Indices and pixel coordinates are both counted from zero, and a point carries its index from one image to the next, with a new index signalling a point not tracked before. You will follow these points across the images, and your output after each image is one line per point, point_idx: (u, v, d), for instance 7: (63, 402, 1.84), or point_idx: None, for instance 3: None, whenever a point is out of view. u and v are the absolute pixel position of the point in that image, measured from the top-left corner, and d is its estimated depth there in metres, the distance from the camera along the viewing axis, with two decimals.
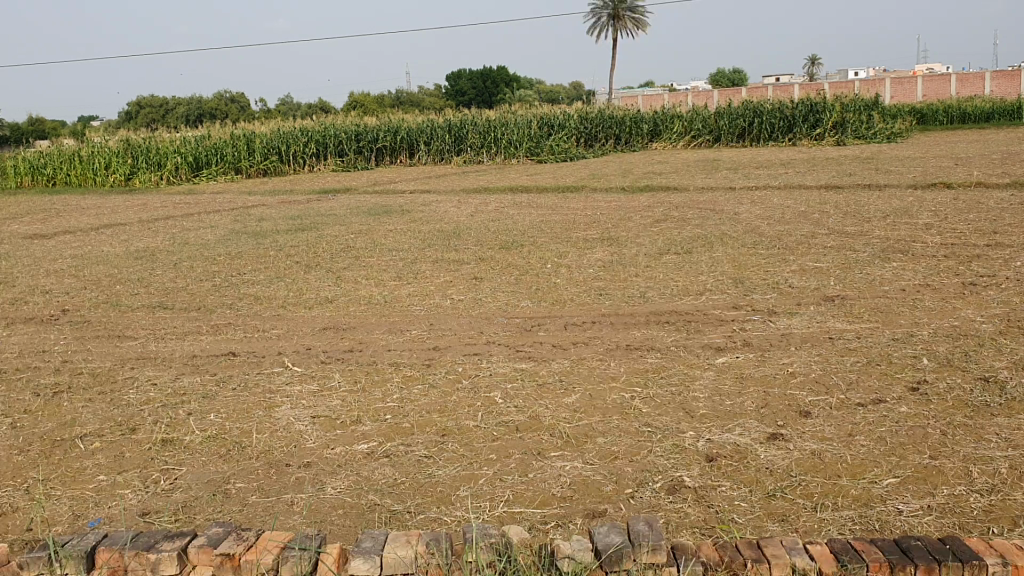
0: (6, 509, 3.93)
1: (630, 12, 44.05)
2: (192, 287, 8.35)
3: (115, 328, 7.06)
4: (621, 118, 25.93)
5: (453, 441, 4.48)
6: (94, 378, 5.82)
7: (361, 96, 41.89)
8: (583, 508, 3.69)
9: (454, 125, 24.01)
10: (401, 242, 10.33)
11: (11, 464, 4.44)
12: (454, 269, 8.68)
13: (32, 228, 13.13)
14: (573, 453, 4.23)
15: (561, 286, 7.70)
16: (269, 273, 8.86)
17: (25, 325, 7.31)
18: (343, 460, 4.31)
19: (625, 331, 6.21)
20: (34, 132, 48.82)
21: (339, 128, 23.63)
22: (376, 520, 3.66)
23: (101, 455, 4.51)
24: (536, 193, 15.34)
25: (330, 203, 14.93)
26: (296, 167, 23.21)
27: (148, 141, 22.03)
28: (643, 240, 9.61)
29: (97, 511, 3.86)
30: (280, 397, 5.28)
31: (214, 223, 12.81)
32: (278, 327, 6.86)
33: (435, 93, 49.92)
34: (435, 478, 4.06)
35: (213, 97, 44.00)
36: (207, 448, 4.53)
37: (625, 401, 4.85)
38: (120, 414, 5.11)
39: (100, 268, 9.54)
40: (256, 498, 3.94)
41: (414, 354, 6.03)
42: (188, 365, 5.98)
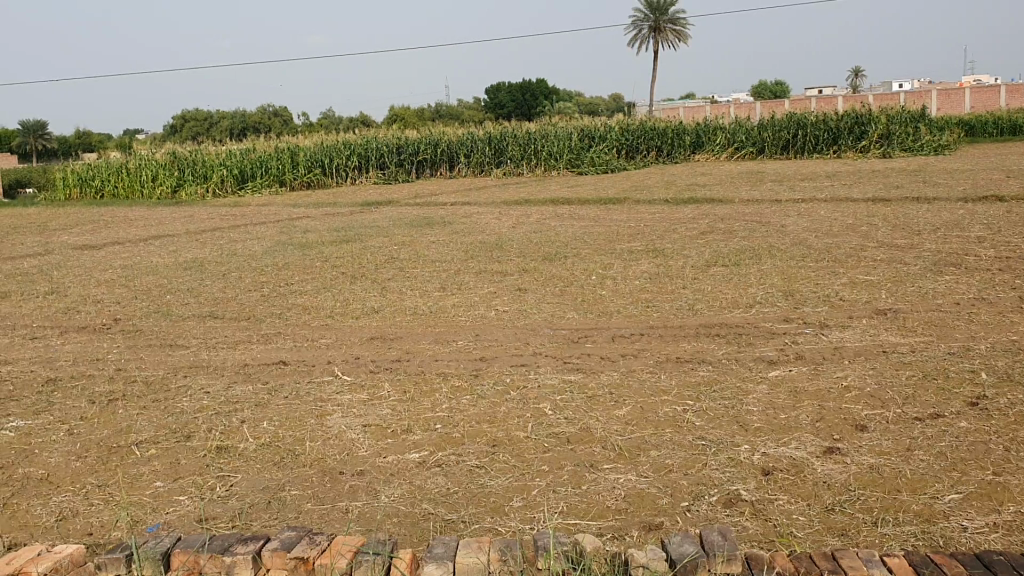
0: (66, 512, 3.99)
1: (671, 24, 43.94)
2: (241, 297, 8.45)
3: (167, 336, 7.17)
4: (663, 130, 25.76)
5: (505, 452, 4.49)
6: (147, 386, 5.90)
7: (400, 109, 42.12)
8: (639, 521, 3.67)
9: (493, 137, 24.12)
10: (445, 254, 10.38)
11: (69, 469, 4.51)
12: (498, 281, 8.71)
13: (81, 239, 13.40)
14: (626, 465, 4.22)
15: (608, 298, 7.70)
16: (315, 284, 8.95)
17: (78, 333, 7.45)
18: (396, 469, 4.33)
19: (675, 343, 6.18)
20: (81, 145, 49.99)
21: (380, 141, 23.75)
22: (431, 529, 3.67)
23: (158, 461, 4.58)
24: (578, 205, 15.35)
25: (373, 215, 15.04)
26: (338, 180, 23.36)
27: (194, 154, 22.53)
28: (689, 252, 9.58)
29: (156, 517, 3.91)
30: (331, 405, 5.32)
31: (260, 234, 12.98)
32: (326, 337, 6.93)
33: (476, 106, 50.24)
34: (488, 488, 4.06)
35: (256, 111, 44.60)
36: (262, 455, 4.58)
37: (678, 415, 4.82)
38: (173, 422, 5.17)
39: (150, 278, 9.69)
40: (312, 505, 3.96)
41: (462, 364, 6.06)
42: (240, 373, 6.05)
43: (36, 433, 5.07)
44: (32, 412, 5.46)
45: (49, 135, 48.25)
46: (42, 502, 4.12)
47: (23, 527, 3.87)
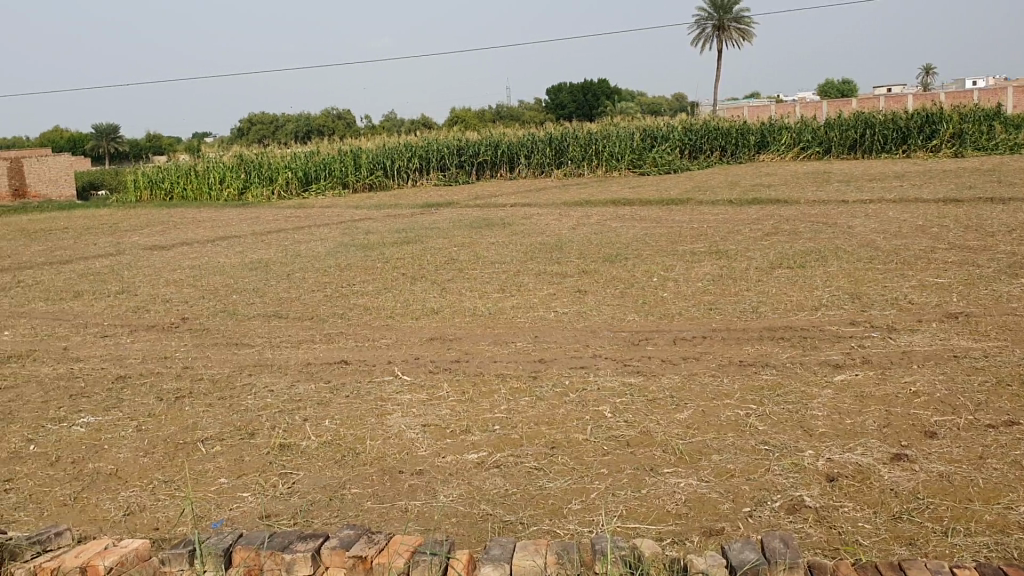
0: (133, 507, 4.08)
1: (735, 23, 43.41)
2: (304, 298, 8.57)
3: (232, 335, 7.30)
4: (727, 129, 25.50)
5: (564, 453, 4.47)
6: (213, 384, 6.02)
7: (461, 111, 42.28)
8: (699, 525, 3.62)
9: (555, 138, 24.09)
10: (505, 255, 10.38)
11: (137, 465, 4.62)
12: (558, 282, 8.69)
13: (151, 239, 13.75)
14: (687, 470, 4.16)
15: (669, 300, 7.62)
16: (376, 284, 9.04)
17: (147, 331, 7.64)
18: (455, 469, 4.34)
19: (738, 347, 6.09)
20: (152, 148, 51.37)
21: (442, 143, 23.86)
22: (489, 529, 3.67)
23: (222, 458, 4.66)
24: (640, 206, 15.23)
25: (433, 217, 15.13)
26: (400, 182, 23.55)
27: (260, 156, 23.03)
28: (752, 253, 9.43)
29: (220, 513, 3.97)
30: (391, 405, 5.35)
31: (324, 235, 13.15)
32: (386, 337, 6.99)
33: (537, 107, 50.23)
34: (547, 490, 4.04)
35: (320, 115, 45.18)
36: (323, 453, 4.63)
37: (740, 419, 4.74)
38: (239, 419, 5.26)
39: (217, 279, 9.87)
40: (372, 504, 3.99)
41: (521, 365, 6.06)
42: (303, 372, 6.14)
43: (106, 429, 5.20)
44: (104, 409, 5.60)
45: (121, 138, 49.59)
46: (111, 497, 4.22)
47: (93, 521, 3.96)
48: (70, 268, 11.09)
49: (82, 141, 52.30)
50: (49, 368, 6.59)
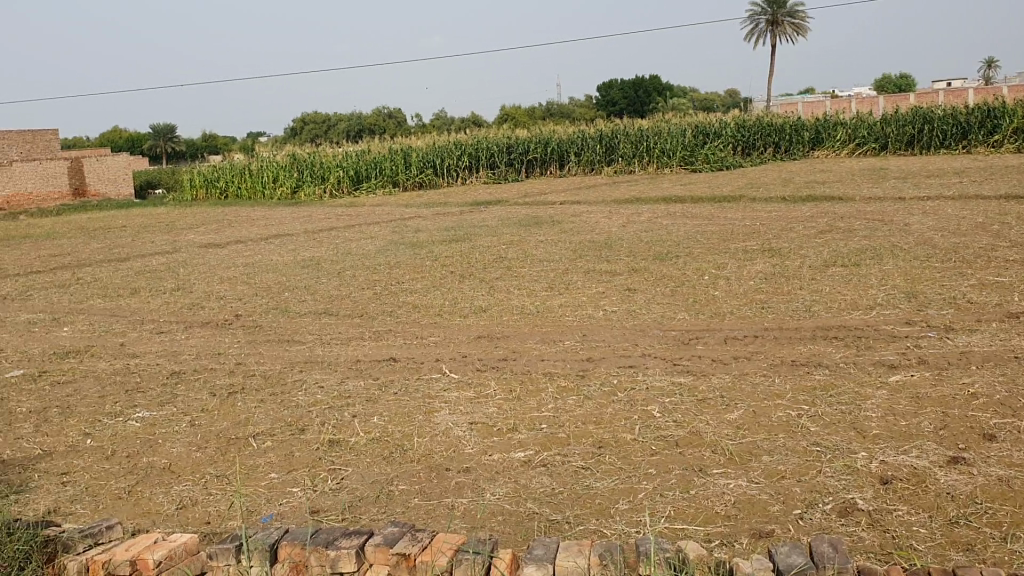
0: (186, 501, 4.14)
1: (789, 17, 42.77)
2: (355, 295, 8.64)
3: (284, 332, 7.39)
4: (781, 126, 25.18)
5: (612, 453, 4.44)
6: (265, 380, 6.10)
7: (511, 109, 42.27)
8: (749, 527, 3.57)
9: (606, 135, 23.95)
10: (554, 253, 10.35)
11: (190, 460, 4.69)
12: (608, 280, 8.64)
13: (206, 238, 13.98)
14: (737, 471, 4.11)
15: (721, 299, 7.54)
16: (426, 282, 9.08)
17: (201, 328, 7.77)
18: (501, 468, 4.34)
19: (790, 346, 6.00)
20: (207, 148, 52.34)
21: (491, 141, 23.88)
22: (535, 528, 3.65)
23: (273, 453, 4.71)
24: (691, 204, 15.07)
25: (483, 215, 15.15)
26: (450, 181, 23.63)
27: (312, 155, 23.37)
28: (806, 252, 9.28)
29: (270, 507, 4.02)
30: (438, 403, 5.37)
31: (375, 234, 13.25)
32: (434, 335, 7.01)
33: (588, 104, 50.07)
34: (594, 490, 4.02)
35: (371, 114, 45.53)
36: (371, 449, 4.66)
37: (792, 419, 4.67)
38: (289, 415, 5.32)
39: (270, 276, 10.01)
40: (419, 500, 4.00)
41: (569, 364, 6.03)
42: (353, 369, 6.19)
43: (160, 424, 5.29)
44: (158, 404, 5.70)
45: (178, 138, 50.55)
46: (164, 491, 4.29)
47: (146, 514, 4.03)
48: (127, 266, 11.31)
49: (140, 141, 53.41)
50: (106, 364, 6.72)
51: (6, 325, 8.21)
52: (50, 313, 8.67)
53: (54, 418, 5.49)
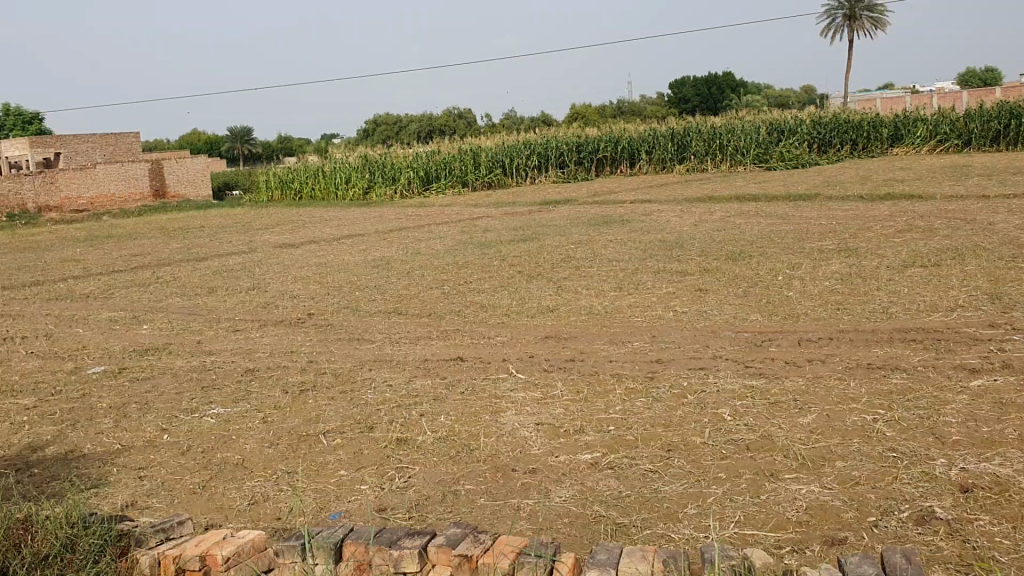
0: (258, 497, 4.22)
1: (868, 12, 41.77)
2: (424, 294, 8.72)
3: (355, 331, 7.48)
4: (859, 122, 24.55)
5: (681, 457, 4.37)
6: (336, 378, 6.18)
7: (581, 107, 42.12)
8: (821, 534, 3.48)
9: (677, 133, 23.66)
10: (624, 253, 10.28)
11: (263, 456, 4.77)
12: (678, 280, 8.53)
13: (281, 238, 14.26)
14: (809, 476, 4.01)
15: (794, 299, 7.38)
16: (494, 282, 9.10)
17: (275, 326, 7.92)
18: (568, 469, 4.31)
19: (866, 349, 5.84)
20: (283, 150, 53.38)
21: (561, 140, 23.84)
22: (602, 532, 3.62)
23: (342, 451, 4.77)
24: (765, 202, 14.81)
25: (552, 214, 15.13)
26: (519, 180, 23.67)
27: (383, 156, 23.72)
28: (884, 251, 9.04)
29: (338, 505, 4.06)
30: (506, 403, 5.37)
31: (444, 233, 13.33)
32: (502, 335, 7.01)
33: (660, 102, 49.59)
34: (662, 494, 3.97)
35: (441, 114, 45.87)
36: (438, 448, 4.68)
37: (867, 424, 4.54)
38: (358, 413, 5.38)
39: (341, 276, 10.15)
40: (486, 501, 4.00)
41: (638, 366, 5.97)
42: (421, 368, 6.24)
43: (233, 420, 5.40)
44: (232, 400, 5.82)
45: (254, 140, 51.66)
46: (237, 486, 4.37)
47: (219, 509, 4.11)
48: (204, 265, 11.60)
49: (218, 143, 54.69)
50: (183, 361, 6.89)
51: (89, 323, 8.48)
52: (131, 311, 8.93)
53: (133, 413, 5.65)
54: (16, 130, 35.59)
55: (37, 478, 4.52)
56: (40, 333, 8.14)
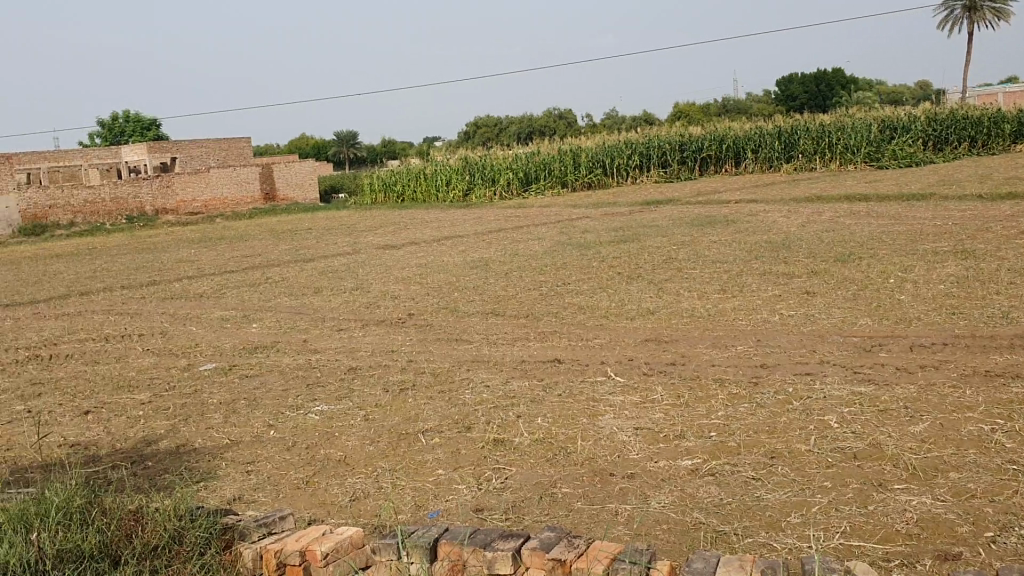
0: (358, 494, 4.29)
1: (989, 2, 39.87)
2: (522, 295, 8.74)
3: (453, 331, 7.56)
4: (979, 118, 23.35)
5: (784, 464, 4.26)
6: (434, 377, 6.25)
7: (684, 106, 41.52)
8: (933, 549, 3.33)
9: (784, 131, 23.06)
10: (727, 254, 10.08)
11: (363, 453, 4.86)
12: (784, 283, 8.32)
13: (384, 239, 14.51)
14: (920, 487, 3.84)
15: (907, 303, 7.10)
16: (593, 283, 9.05)
17: (377, 325, 8.06)
18: (667, 475, 4.25)
19: (984, 355, 5.57)
20: (386, 153, 54.43)
21: (663, 139, 23.56)
22: (701, 539, 3.54)
23: (440, 450, 4.81)
24: (876, 202, 14.30)
25: (653, 214, 14.96)
26: (620, 180, 23.51)
27: (483, 157, 23.97)
28: (1005, 253, 8.60)
29: (436, 503, 4.10)
30: (604, 406, 5.34)
31: (543, 234, 13.34)
32: (601, 337, 6.96)
33: (766, 99, 48.41)
34: (764, 502, 3.87)
35: (542, 114, 45.93)
36: (535, 450, 4.68)
37: (984, 435, 4.33)
38: (456, 412, 5.43)
39: (441, 276, 10.27)
40: (583, 504, 3.97)
41: (740, 370, 5.85)
42: (518, 369, 6.25)
43: (337, 418, 5.51)
44: (335, 398, 5.95)
45: (359, 144, 52.78)
46: (339, 482, 4.46)
47: (321, 504, 4.20)
48: (310, 266, 11.91)
49: (324, 147, 56.08)
50: (289, 359, 7.08)
51: (201, 321, 8.81)
52: (240, 310, 9.23)
53: (241, 409, 5.83)
54: (136, 135, 37.33)
55: (151, 470, 4.71)
56: (156, 330, 8.49)
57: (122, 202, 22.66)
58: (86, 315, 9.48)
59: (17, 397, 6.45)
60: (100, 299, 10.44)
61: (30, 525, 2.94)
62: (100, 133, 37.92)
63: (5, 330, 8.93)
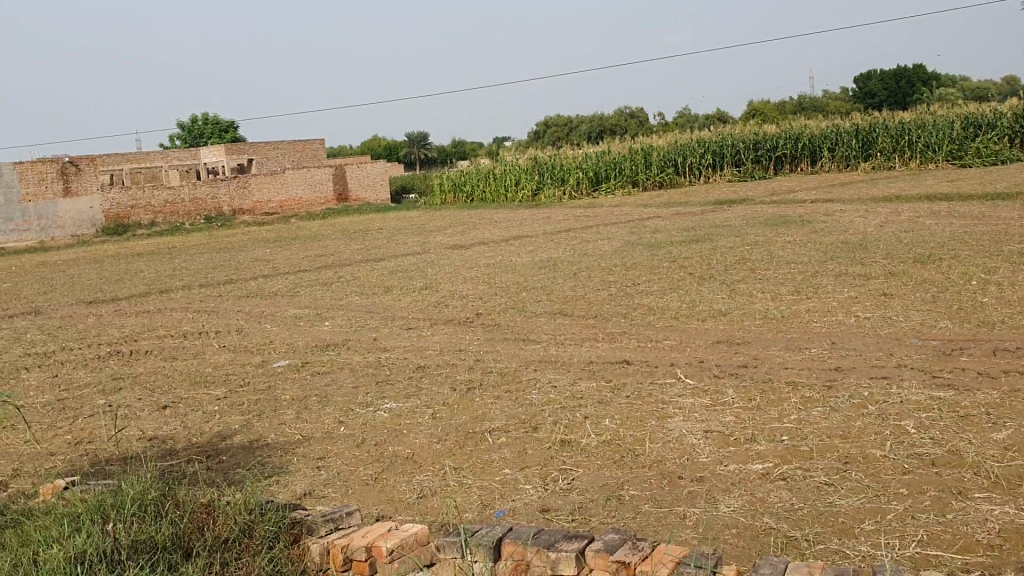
0: (425, 491, 4.32)
1: None
2: (591, 296, 8.69)
3: (521, 331, 7.56)
4: None
5: (859, 470, 4.15)
6: (502, 377, 6.26)
7: (758, 103, 40.81)
8: (1016, 561, 3.21)
9: (862, 129, 22.48)
10: (802, 255, 9.87)
11: (431, 451, 4.90)
12: (860, 284, 8.12)
13: (454, 239, 14.59)
14: (1003, 497, 3.71)
15: (990, 306, 6.87)
16: (663, 284, 8.96)
17: (446, 325, 8.12)
18: (738, 479, 4.18)
19: None
20: (457, 153, 54.79)
21: (737, 137, 23.20)
22: (772, 544, 3.48)
23: (507, 450, 4.81)
24: (959, 202, 13.84)
25: (726, 214, 14.75)
26: (691, 179, 23.23)
27: (553, 157, 23.96)
28: None
29: (502, 503, 4.10)
30: (673, 408, 5.28)
31: (613, 234, 13.27)
32: (671, 338, 6.89)
33: (843, 97, 47.27)
34: (837, 508, 3.78)
35: (613, 114, 45.65)
36: (603, 452, 4.65)
37: None
38: (524, 412, 5.43)
39: (510, 276, 10.29)
40: (650, 507, 3.93)
41: (814, 373, 5.72)
42: (586, 370, 6.22)
43: (405, 416, 5.56)
44: (404, 396, 6.01)
45: (430, 144, 53.20)
46: (406, 480, 4.50)
47: (389, 501, 4.24)
48: (381, 266, 12.05)
49: (396, 147, 56.68)
50: (360, 357, 7.18)
51: (275, 319, 8.98)
52: (313, 308, 9.39)
53: (313, 405, 5.93)
54: (214, 137, 38.27)
55: (225, 464, 4.82)
56: (232, 328, 8.69)
57: (200, 202, 23.27)
58: (166, 312, 9.75)
59: (99, 391, 6.66)
60: (179, 296, 10.73)
61: (107, 516, 3.01)
62: (180, 135, 38.95)
63: (90, 326, 9.25)
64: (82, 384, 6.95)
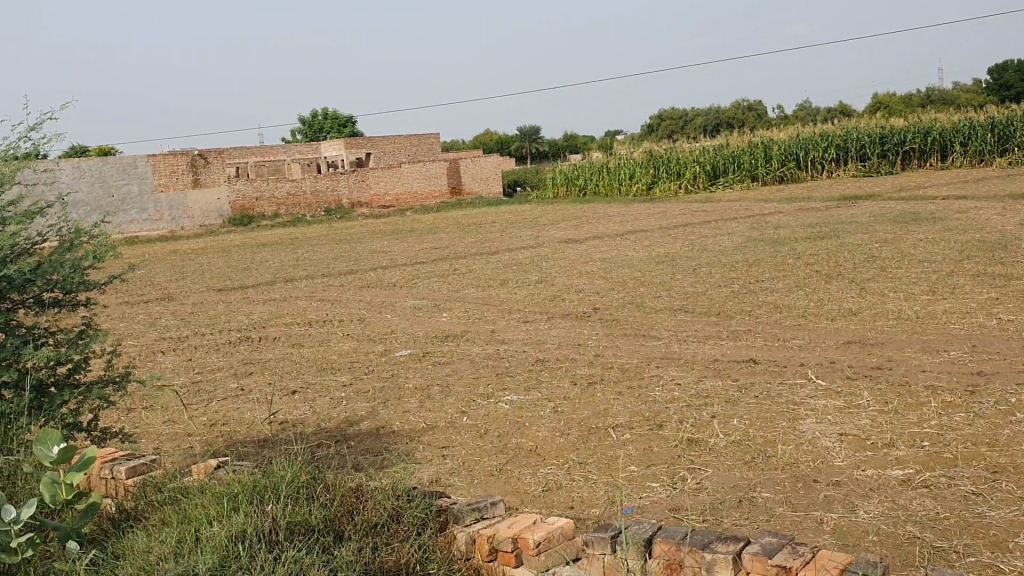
0: (551, 484, 4.31)
1: None
2: (712, 293, 8.53)
3: (641, 327, 7.49)
4: None
5: (1009, 480, 3.95)
6: (623, 373, 6.20)
7: (884, 95, 39.16)
8: None
9: (999, 121, 21.19)
10: (937, 254, 9.42)
11: (555, 444, 4.88)
12: (1001, 286, 7.71)
13: (569, 233, 14.54)
14: None
15: None
16: (788, 281, 8.72)
17: (564, 319, 8.09)
18: (877, 485, 4.03)
19: None
20: (569, 148, 54.69)
21: (863, 130, 22.31)
22: (918, 554, 3.33)
23: (632, 446, 4.76)
24: None
25: (851, 211, 14.23)
26: (814, 173, 22.52)
27: (669, 151, 23.77)
28: None
29: (630, 500, 4.05)
30: (804, 409, 5.12)
31: (732, 230, 12.96)
32: (799, 337, 6.71)
33: (976, 88, 44.88)
34: (988, 519, 3.59)
35: (730, 106, 44.59)
36: (732, 452, 4.54)
37: None
38: (647, 409, 5.36)
39: (628, 271, 10.20)
40: (785, 510, 3.82)
41: (954, 377, 5.47)
42: (710, 368, 6.11)
43: (527, 408, 5.56)
44: (525, 388, 6.02)
45: (541, 139, 53.22)
46: (532, 472, 4.50)
47: (515, 493, 4.25)
48: (497, 259, 12.12)
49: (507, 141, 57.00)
50: (480, 348, 7.22)
51: (396, 309, 9.13)
52: (432, 299, 9.50)
53: (435, 395, 5.99)
54: (333, 132, 39.19)
55: (353, 449, 4.92)
56: (355, 317, 8.87)
57: (320, 194, 23.92)
58: (291, 300, 10.05)
59: (231, 376, 6.90)
60: (303, 285, 11.01)
61: (261, 497, 3.08)
62: (300, 131, 40.16)
63: (220, 312, 9.60)
64: (215, 367, 7.21)
